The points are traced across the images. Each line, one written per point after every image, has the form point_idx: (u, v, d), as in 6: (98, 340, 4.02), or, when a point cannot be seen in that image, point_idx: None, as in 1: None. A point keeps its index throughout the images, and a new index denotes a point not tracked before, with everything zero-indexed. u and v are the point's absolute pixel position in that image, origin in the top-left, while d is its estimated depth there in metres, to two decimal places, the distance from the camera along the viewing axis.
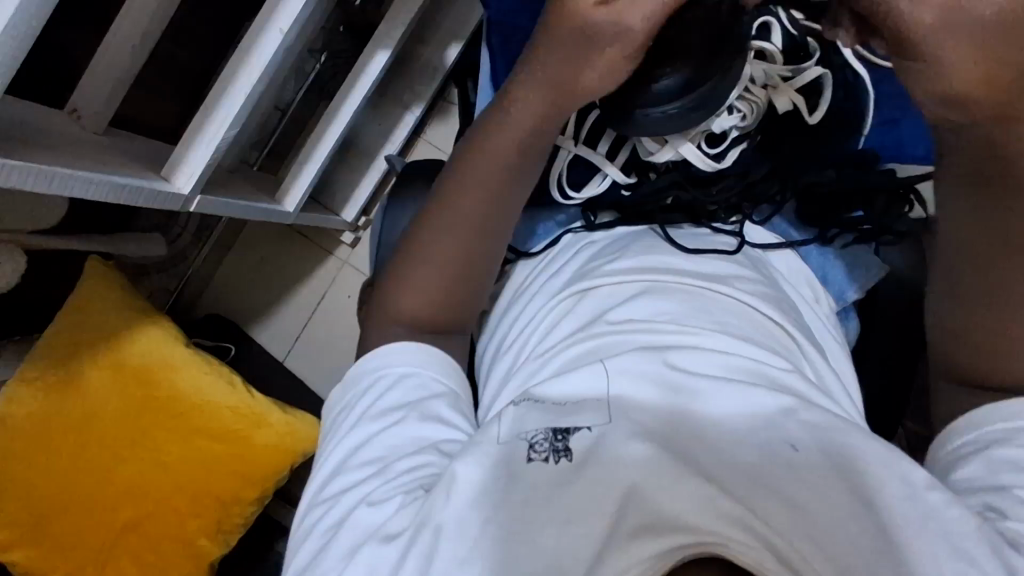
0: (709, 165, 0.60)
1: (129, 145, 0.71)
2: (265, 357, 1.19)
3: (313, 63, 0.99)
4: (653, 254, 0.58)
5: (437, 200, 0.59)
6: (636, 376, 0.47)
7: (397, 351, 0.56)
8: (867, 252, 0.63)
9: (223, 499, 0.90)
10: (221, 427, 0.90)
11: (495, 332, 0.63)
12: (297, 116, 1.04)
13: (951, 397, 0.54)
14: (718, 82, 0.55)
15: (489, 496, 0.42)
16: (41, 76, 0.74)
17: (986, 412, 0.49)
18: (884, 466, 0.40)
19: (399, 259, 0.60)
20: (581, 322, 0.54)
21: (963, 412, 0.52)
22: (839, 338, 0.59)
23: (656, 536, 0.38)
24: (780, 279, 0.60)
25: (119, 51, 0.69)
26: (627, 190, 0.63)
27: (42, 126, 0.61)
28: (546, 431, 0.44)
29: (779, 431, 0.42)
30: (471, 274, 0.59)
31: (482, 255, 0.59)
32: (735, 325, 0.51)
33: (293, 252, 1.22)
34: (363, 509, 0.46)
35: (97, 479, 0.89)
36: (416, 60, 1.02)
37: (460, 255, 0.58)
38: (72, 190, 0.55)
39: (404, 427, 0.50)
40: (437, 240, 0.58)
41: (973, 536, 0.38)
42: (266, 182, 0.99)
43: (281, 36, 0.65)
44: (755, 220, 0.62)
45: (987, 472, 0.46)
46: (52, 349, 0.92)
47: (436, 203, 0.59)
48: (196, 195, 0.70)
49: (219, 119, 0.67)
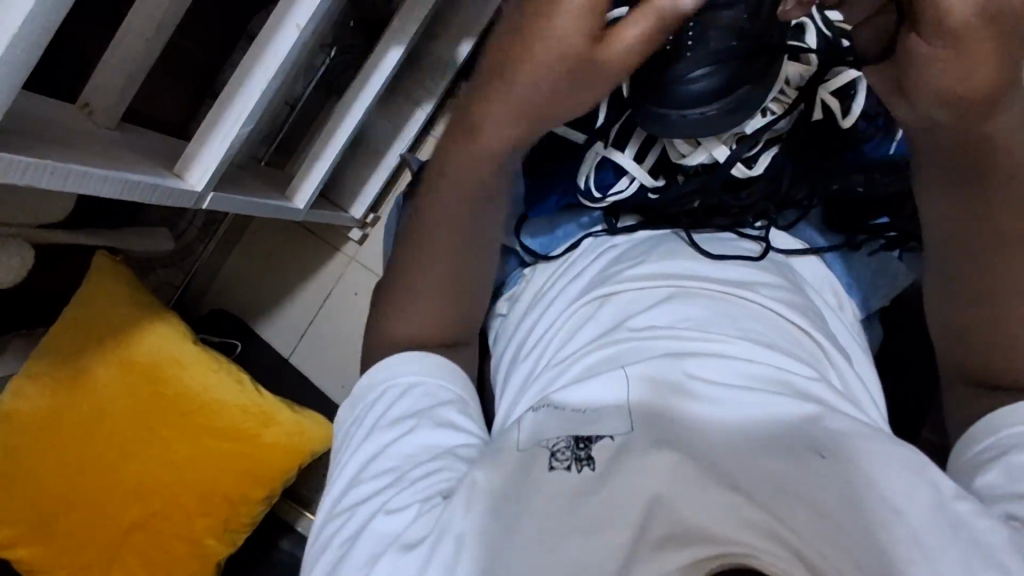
0: (742, 171, 0.59)
1: (141, 140, 0.70)
2: (271, 354, 1.18)
3: (323, 58, 0.98)
4: (671, 261, 0.57)
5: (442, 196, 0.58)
6: (658, 382, 0.45)
7: (407, 359, 0.55)
8: (892, 259, 0.62)
9: (231, 499, 0.89)
10: (229, 425, 0.90)
11: (513, 336, 0.62)
12: (308, 111, 1.03)
13: (968, 398, 0.51)
14: (756, 87, 0.54)
15: (512, 505, 0.40)
16: (54, 68, 0.72)
17: (1007, 413, 0.47)
18: (913, 473, 0.39)
19: (405, 269, 0.60)
20: (602, 329, 0.53)
21: (975, 418, 0.50)
22: (861, 344, 0.58)
23: (683, 547, 0.37)
24: (804, 285, 0.59)
25: (132, 44, 0.67)
26: (654, 193, 0.61)
27: (54, 119, 0.60)
28: (568, 439, 0.43)
29: (806, 438, 0.41)
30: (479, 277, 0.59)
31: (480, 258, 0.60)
32: (758, 332, 0.50)
33: (299, 248, 1.21)
34: (381, 517, 0.45)
35: (103, 477, 0.88)
36: (428, 55, 1.01)
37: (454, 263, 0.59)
38: (86, 188, 0.54)
39: (416, 436, 0.49)
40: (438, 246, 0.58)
41: (1003, 547, 0.36)
42: (274, 178, 0.98)
43: (297, 32, 0.64)
44: (779, 226, 0.61)
45: (1007, 480, 0.44)
46: (60, 345, 0.92)
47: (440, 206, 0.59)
48: (208, 192, 0.69)
49: (234, 115, 0.66)
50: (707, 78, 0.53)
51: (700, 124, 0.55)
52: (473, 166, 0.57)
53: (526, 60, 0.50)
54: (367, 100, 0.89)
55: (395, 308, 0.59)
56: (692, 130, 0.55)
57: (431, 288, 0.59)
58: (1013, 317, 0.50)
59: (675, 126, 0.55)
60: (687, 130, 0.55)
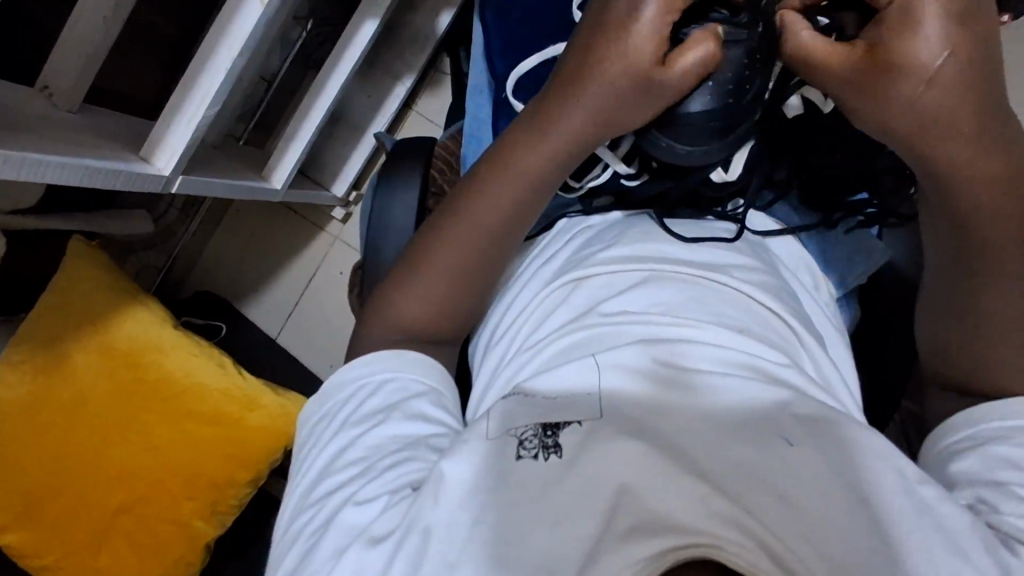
0: (718, 179, 0.59)
1: (107, 123, 0.69)
2: (256, 335, 1.17)
3: (299, 31, 0.94)
4: (645, 243, 0.56)
5: (458, 205, 0.56)
6: (628, 370, 0.45)
7: (380, 356, 0.54)
8: (870, 236, 0.62)
9: (216, 482, 0.89)
10: (212, 410, 0.89)
11: (489, 320, 0.61)
12: (285, 87, 0.99)
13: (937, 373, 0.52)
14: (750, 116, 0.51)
15: (479, 496, 0.40)
16: (12, 48, 0.70)
17: (991, 407, 0.47)
18: (881, 459, 0.39)
19: (399, 272, 0.57)
20: (574, 314, 0.52)
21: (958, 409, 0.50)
22: (838, 324, 0.58)
23: (645, 538, 0.36)
24: (780, 266, 0.58)
25: (91, 26, 0.64)
26: (628, 180, 0.60)
27: (12, 105, 0.59)
28: (536, 426, 0.42)
29: (774, 423, 0.41)
30: (478, 284, 0.57)
31: (487, 268, 0.56)
32: (731, 317, 0.49)
33: (282, 228, 1.19)
34: (350, 509, 0.44)
35: (88, 463, 0.88)
36: (406, 28, 0.99)
37: (464, 271, 0.56)
38: (44, 176, 0.53)
39: (388, 427, 0.48)
40: (447, 255, 0.56)
41: (966, 535, 0.36)
42: (251, 158, 0.96)
43: (261, 8, 0.62)
44: (756, 207, 0.61)
45: (983, 468, 0.43)
46: (39, 333, 0.91)
47: (451, 212, 0.56)
48: (178, 175, 0.68)
49: (200, 96, 0.64)
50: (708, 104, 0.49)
51: (687, 156, 0.52)
52: (496, 176, 0.55)
53: (600, 72, 0.50)
54: (343, 75, 0.87)
55: (390, 308, 0.57)
56: (678, 160, 0.52)
57: (435, 295, 0.56)
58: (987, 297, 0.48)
59: (663, 151, 0.52)
60: (674, 156, 0.52)
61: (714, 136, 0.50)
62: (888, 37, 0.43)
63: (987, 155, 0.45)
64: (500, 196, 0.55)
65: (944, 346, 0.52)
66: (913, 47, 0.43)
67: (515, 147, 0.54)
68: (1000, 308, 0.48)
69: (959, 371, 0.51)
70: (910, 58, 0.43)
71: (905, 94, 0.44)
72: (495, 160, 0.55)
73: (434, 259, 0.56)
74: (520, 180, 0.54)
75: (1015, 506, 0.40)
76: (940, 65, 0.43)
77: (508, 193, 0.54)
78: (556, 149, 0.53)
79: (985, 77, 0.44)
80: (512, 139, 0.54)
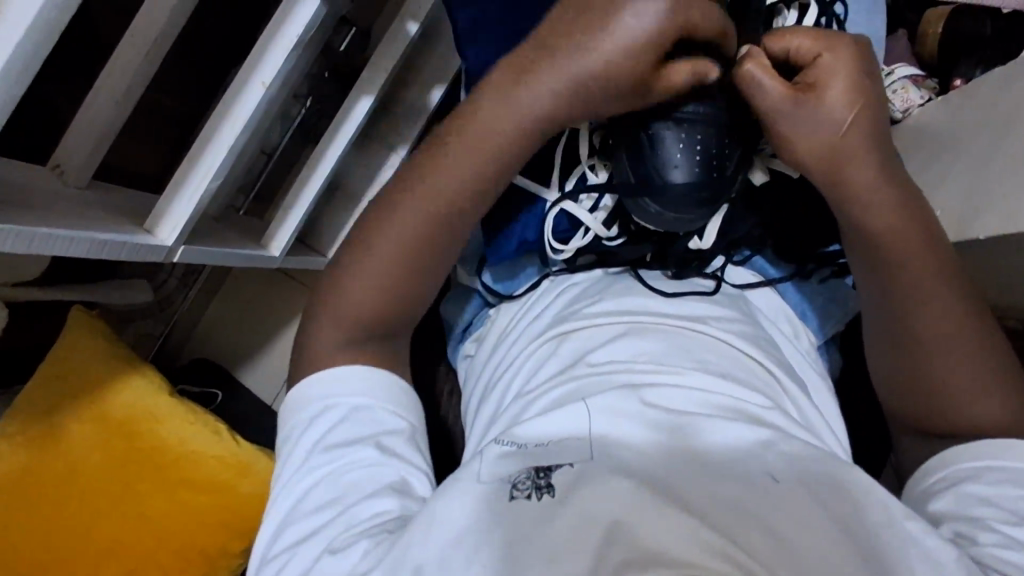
0: (694, 245, 0.61)
1: (113, 198, 0.72)
2: (252, 401, 1.18)
3: (298, 108, 0.99)
4: (626, 298, 0.58)
5: (404, 185, 0.58)
6: (616, 413, 0.46)
7: (347, 375, 0.55)
8: (844, 285, 0.66)
9: (208, 551, 0.88)
10: (206, 478, 0.89)
11: (480, 376, 0.63)
12: (283, 160, 1.04)
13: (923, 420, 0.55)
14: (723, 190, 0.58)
15: (473, 535, 0.40)
16: (25, 131, 0.73)
17: (958, 451, 0.51)
18: (866, 494, 0.41)
19: (361, 235, 0.58)
20: (563, 365, 0.53)
21: (935, 454, 0.53)
22: (819, 371, 0.60)
23: (644, 570, 0.35)
24: (759, 316, 0.61)
25: (104, 107, 0.68)
26: (610, 241, 0.63)
27: (23, 182, 0.62)
28: (528, 469, 0.43)
29: (761, 462, 0.43)
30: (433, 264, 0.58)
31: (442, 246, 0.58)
32: (715, 363, 0.51)
33: (279, 294, 1.22)
34: (326, 559, 0.44)
35: (78, 534, 0.87)
36: (400, 102, 1.05)
37: (414, 253, 0.57)
38: (53, 248, 0.55)
39: (377, 472, 0.49)
40: (399, 228, 0.57)
41: (949, 565, 0.38)
42: (250, 227, 0.99)
43: (262, 89, 0.67)
44: (735, 261, 0.64)
45: (958, 506, 0.47)
46: (31, 402, 0.91)
47: (401, 191, 0.57)
48: (179, 244, 0.70)
49: (203, 171, 0.68)
50: (689, 171, 0.56)
51: (673, 220, 0.57)
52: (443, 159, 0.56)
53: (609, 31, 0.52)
54: (339, 148, 0.91)
55: (339, 287, 0.57)
56: (661, 223, 0.58)
57: (394, 264, 0.57)
58: (921, 327, 0.54)
59: (651, 215, 0.58)
60: (659, 220, 0.58)
61: (699, 203, 0.56)
62: (822, 80, 0.54)
63: (906, 217, 0.54)
64: (444, 175, 0.56)
65: (910, 392, 0.56)
66: (838, 94, 0.54)
67: (465, 128, 0.56)
68: (946, 346, 0.53)
69: (928, 408, 0.55)
70: (840, 100, 0.53)
71: (836, 123, 0.54)
72: (450, 148, 0.56)
73: (382, 238, 0.57)
74: (470, 164, 0.56)
75: (992, 537, 0.43)
76: (858, 121, 0.54)
77: (456, 177, 0.56)
78: (504, 143, 0.56)
79: (885, 140, 0.56)
80: (460, 126, 0.56)
